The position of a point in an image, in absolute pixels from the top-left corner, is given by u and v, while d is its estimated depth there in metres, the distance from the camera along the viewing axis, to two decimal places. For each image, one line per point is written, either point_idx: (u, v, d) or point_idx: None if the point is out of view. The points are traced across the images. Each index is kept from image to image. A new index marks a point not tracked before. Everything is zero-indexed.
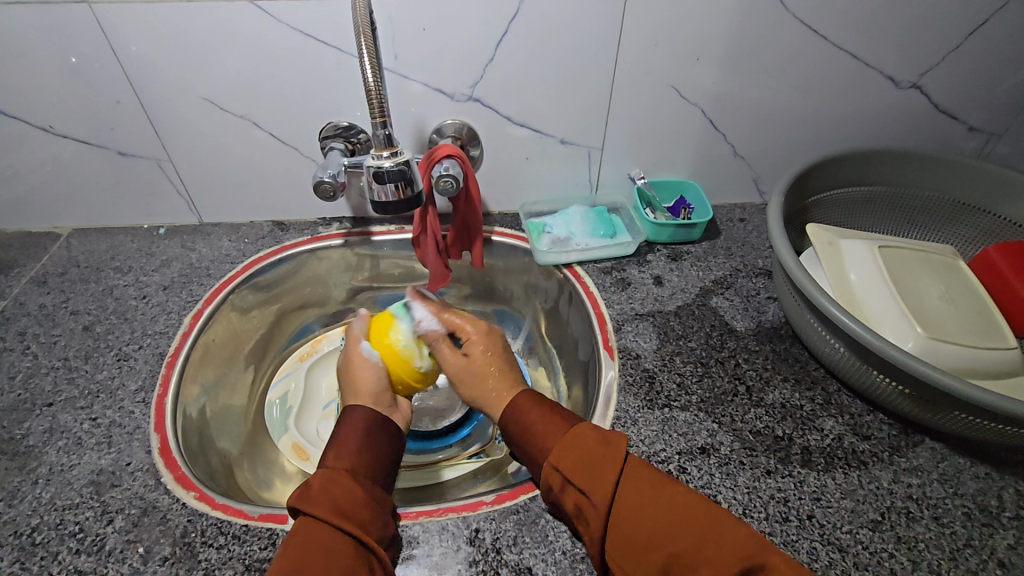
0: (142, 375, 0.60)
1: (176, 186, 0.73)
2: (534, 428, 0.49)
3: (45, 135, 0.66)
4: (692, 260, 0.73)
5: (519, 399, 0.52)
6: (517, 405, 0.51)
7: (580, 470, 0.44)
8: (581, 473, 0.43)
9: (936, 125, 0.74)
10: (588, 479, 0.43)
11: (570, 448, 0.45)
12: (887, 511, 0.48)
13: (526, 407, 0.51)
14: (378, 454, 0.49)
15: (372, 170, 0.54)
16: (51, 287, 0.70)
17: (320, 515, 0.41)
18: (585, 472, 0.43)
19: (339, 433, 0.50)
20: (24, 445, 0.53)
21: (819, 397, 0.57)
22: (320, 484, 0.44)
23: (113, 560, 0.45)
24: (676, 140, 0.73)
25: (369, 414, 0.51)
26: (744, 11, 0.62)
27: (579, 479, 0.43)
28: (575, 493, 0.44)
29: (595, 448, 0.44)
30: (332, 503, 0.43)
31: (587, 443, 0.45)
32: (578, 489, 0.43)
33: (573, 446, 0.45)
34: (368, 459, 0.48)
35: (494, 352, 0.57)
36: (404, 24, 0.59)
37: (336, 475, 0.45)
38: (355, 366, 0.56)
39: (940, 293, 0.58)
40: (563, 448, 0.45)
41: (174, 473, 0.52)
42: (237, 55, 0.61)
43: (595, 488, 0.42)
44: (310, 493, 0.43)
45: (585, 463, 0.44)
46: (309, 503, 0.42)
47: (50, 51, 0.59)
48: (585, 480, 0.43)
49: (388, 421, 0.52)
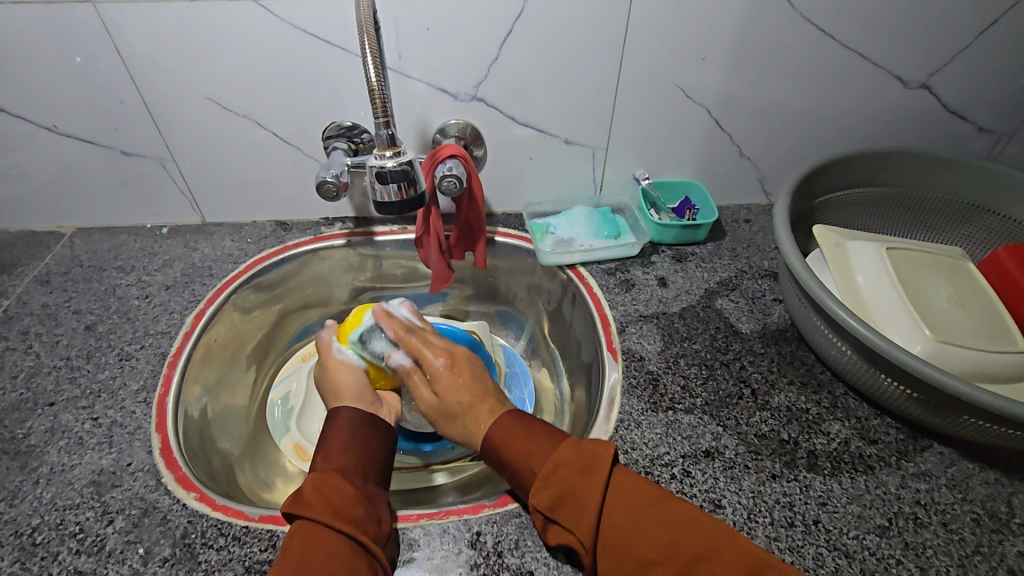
0: (144, 375, 0.60)
1: (179, 186, 0.73)
2: (513, 450, 0.46)
3: (48, 134, 0.66)
4: (697, 261, 0.72)
5: (494, 429, 0.48)
6: (494, 435, 0.48)
7: (558, 502, 0.42)
8: (561, 505, 0.42)
9: (946, 126, 0.73)
10: (568, 515, 0.42)
11: (548, 481, 0.43)
12: (894, 517, 0.48)
13: (505, 434, 0.47)
14: (370, 454, 0.49)
15: (375, 170, 0.54)
16: (55, 286, 0.70)
17: (316, 518, 0.41)
18: (568, 505, 0.42)
19: (328, 436, 0.49)
20: (26, 444, 0.53)
21: (825, 401, 0.56)
22: (313, 487, 0.44)
23: (113, 561, 0.45)
24: (681, 141, 0.73)
25: (358, 414, 0.51)
26: (751, 10, 0.61)
27: (561, 512, 0.42)
28: (561, 528, 0.42)
29: (574, 477, 0.42)
30: (328, 505, 0.42)
31: (565, 475, 0.43)
32: (562, 523, 0.42)
33: (552, 480, 0.43)
34: (360, 459, 0.48)
35: (464, 381, 0.53)
36: (407, 22, 0.59)
37: (328, 477, 0.45)
38: (336, 370, 0.58)
39: (948, 295, 0.58)
40: (542, 480, 0.43)
41: (175, 473, 0.51)
42: (240, 55, 0.61)
43: (578, 522, 0.41)
44: (304, 497, 0.43)
45: (568, 496, 0.42)
46: (303, 507, 0.42)
47: (54, 51, 0.59)
48: (568, 509, 0.42)
49: (378, 418, 0.52)
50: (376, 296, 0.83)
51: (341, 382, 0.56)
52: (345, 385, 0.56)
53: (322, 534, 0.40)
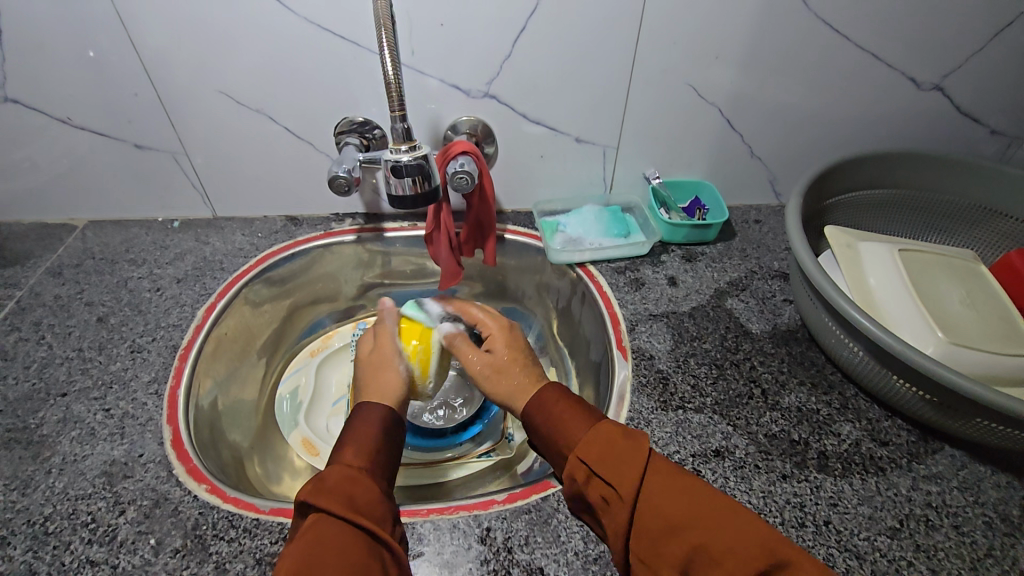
0: (155, 367, 0.60)
1: (191, 180, 0.74)
2: (559, 413, 0.48)
3: (63, 127, 0.66)
4: (707, 261, 0.72)
5: (543, 393, 0.51)
6: (546, 395, 0.50)
7: (606, 460, 0.43)
8: (605, 462, 0.43)
9: (959, 128, 0.73)
10: (613, 470, 0.42)
11: (596, 436, 0.45)
12: (905, 519, 0.47)
13: (551, 400, 0.50)
14: (392, 454, 0.50)
15: (389, 164, 0.54)
16: (66, 278, 0.70)
17: (336, 511, 0.40)
18: (614, 462, 0.42)
19: (355, 432, 0.49)
20: (38, 434, 0.53)
21: (836, 402, 0.56)
22: (335, 483, 0.43)
23: (125, 550, 0.45)
24: (692, 140, 0.73)
25: (385, 412, 0.52)
26: (765, 9, 0.61)
27: (603, 468, 0.42)
28: (602, 486, 0.42)
29: (620, 440, 0.44)
30: (347, 502, 0.42)
31: (609, 439, 0.44)
32: (602, 480, 0.42)
33: (598, 439, 0.44)
34: (382, 458, 0.48)
35: (514, 349, 0.57)
36: (422, 19, 0.59)
37: (353, 475, 0.44)
38: (383, 367, 0.58)
39: (961, 297, 0.57)
40: (590, 440, 0.44)
41: (186, 465, 0.52)
42: (255, 50, 0.61)
43: (621, 478, 0.41)
44: (324, 488, 0.42)
45: (612, 454, 0.43)
46: (323, 496, 0.41)
47: (72, 44, 0.60)
48: (610, 468, 0.42)
49: (401, 422, 0.53)
50: (384, 292, 0.83)
51: (389, 377, 0.56)
52: (391, 383, 0.56)
53: (342, 530, 0.39)
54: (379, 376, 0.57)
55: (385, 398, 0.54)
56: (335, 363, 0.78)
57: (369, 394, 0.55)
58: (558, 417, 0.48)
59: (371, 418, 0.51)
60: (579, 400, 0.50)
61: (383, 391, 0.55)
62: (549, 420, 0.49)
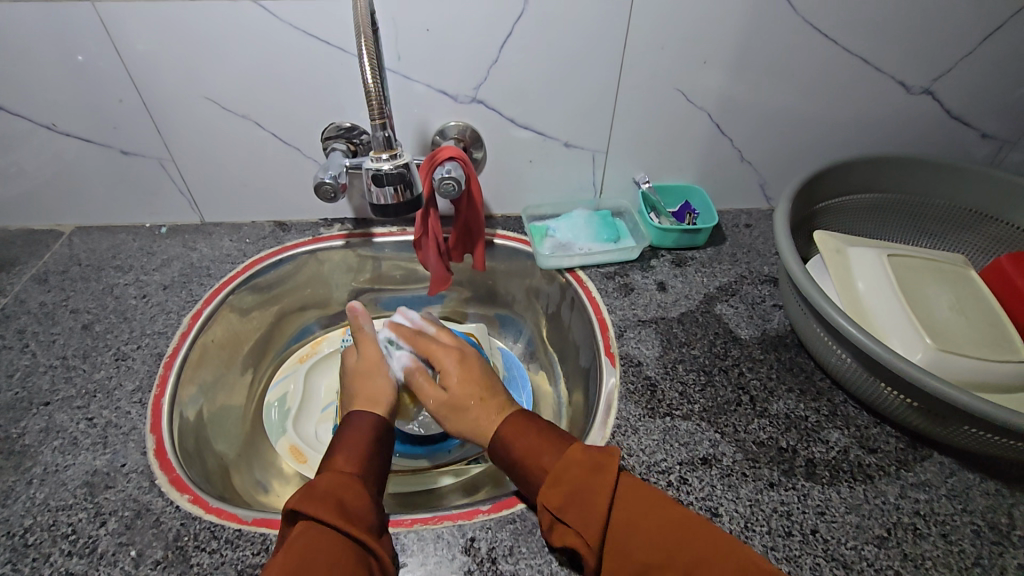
0: (139, 375, 0.59)
1: (178, 185, 0.73)
2: (521, 449, 0.47)
3: (48, 133, 0.66)
4: (696, 266, 0.72)
5: (507, 423, 0.50)
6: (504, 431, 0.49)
7: (571, 501, 0.42)
8: (570, 506, 0.42)
9: (949, 132, 0.73)
10: (578, 518, 0.41)
11: (558, 481, 0.43)
12: (893, 528, 0.47)
13: (514, 433, 0.48)
14: (383, 464, 0.50)
15: (371, 173, 0.54)
16: (52, 285, 0.70)
17: (326, 519, 0.40)
18: (577, 507, 0.41)
19: (345, 438, 0.50)
20: (20, 444, 0.53)
21: (824, 409, 0.56)
22: (327, 487, 0.43)
23: (105, 562, 0.45)
24: (682, 144, 0.73)
25: (379, 422, 0.52)
26: (753, 14, 0.61)
27: (570, 516, 0.42)
28: (569, 531, 0.42)
29: (586, 479, 0.43)
30: (338, 507, 0.42)
31: (570, 481, 0.43)
32: (569, 527, 0.42)
33: (562, 480, 0.43)
34: (374, 468, 0.48)
35: (467, 377, 0.56)
36: (408, 24, 0.59)
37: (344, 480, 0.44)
38: (371, 375, 0.57)
39: (949, 303, 0.57)
40: (551, 484, 0.43)
41: (168, 475, 0.51)
42: (240, 55, 0.60)
43: (586, 524, 0.40)
44: (315, 495, 0.42)
45: (577, 499, 0.42)
46: (314, 503, 0.41)
47: (56, 51, 0.59)
48: (574, 514, 0.41)
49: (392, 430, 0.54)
50: (374, 297, 0.83)
51: (376, 386, 0.56)
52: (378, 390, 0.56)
53: (331, 537, 0.39)
54: (368, 382, 0.57)
55: (375, 403, 0.54)
56: (324, 369, 0.77)
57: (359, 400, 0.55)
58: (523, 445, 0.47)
59: (364, 426, 0.51)
60: (548, 426, 0.49)
61: (372, 395, 0.55)
62: (516, 454, 0.47)
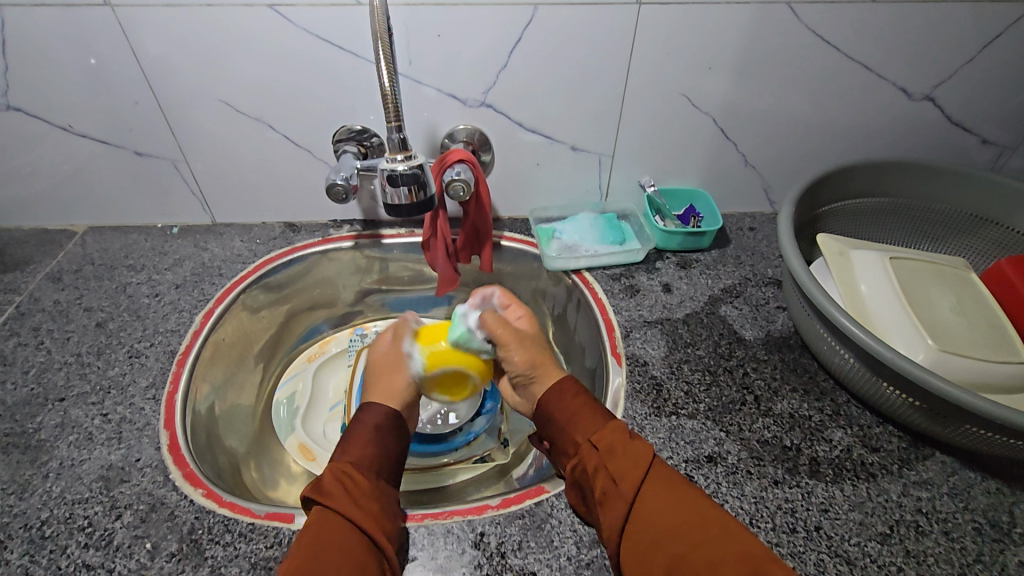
0: (153, 372, 0.60)
1: (190, 186, 0.74)
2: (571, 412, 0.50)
3: (64, 134, 0.67)
4: (701, 268, 0.73)
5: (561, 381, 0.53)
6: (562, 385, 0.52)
7: (614, 455, 0.44)
8: (612, 460, 0.44)
9: (950, 137, 0.74)
10: (618, 466, 0.43)
11: (611, 432, 0.46)
12: (896, 525, 0.48)
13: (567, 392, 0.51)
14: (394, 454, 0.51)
15: (385, 174, 0.55)
16: (66, 284, 0.71)
17: (341, 512, 0.42)
18: (620, 459, 0.44)
19: (353, 431, 0.50)
20: (36, 438, 0.54)
21: (828, 408, 0.57)
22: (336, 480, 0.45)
23: (121, 555, 0.46)
24: (687, 149, 0.74)
25: (386, 413, 0.52)
26: (757, 22, 0.62)
27: (612, 462, 0.44)
28: (605, 478, 0.44)
29: (630, 443, 0.45)
30: (349, 499, 0.43)
31: (618, 438, 0.46)
32: (607, 474, 0.44)
33: (608, 436, 0.46)
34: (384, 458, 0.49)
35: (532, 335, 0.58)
36: (419, 29, 0.60)
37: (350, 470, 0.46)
38: (390, 369, 0.57)
39: (951, 305, 0.58)
40: (602, 434, 0.46)
41: (182, 469, 0.52)
42: (255, 60, 0.62)
43: (625, 474, 0.43)
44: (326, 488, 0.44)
45: (620, 453, 0.44)
46: (329, 496, 0.43)
47: (73, 54, 0.60)
48: (616, 465, 0.44)
49: (404, 425, 0.54)
50: (381, 298, 0.84)
51: (393, 385, 0.56)
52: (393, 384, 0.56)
53: (344, 527, 0.41)
54: (386, 377, 0.57)
55: (390, 398, 0.55)
56: (332, 368, 0.78)
57: (376, 393, 0.55)
58: (573, 410, 0.50)
59: (368, 418, 0.51)
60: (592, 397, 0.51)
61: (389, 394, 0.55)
62: (564, 412, 0.50)
